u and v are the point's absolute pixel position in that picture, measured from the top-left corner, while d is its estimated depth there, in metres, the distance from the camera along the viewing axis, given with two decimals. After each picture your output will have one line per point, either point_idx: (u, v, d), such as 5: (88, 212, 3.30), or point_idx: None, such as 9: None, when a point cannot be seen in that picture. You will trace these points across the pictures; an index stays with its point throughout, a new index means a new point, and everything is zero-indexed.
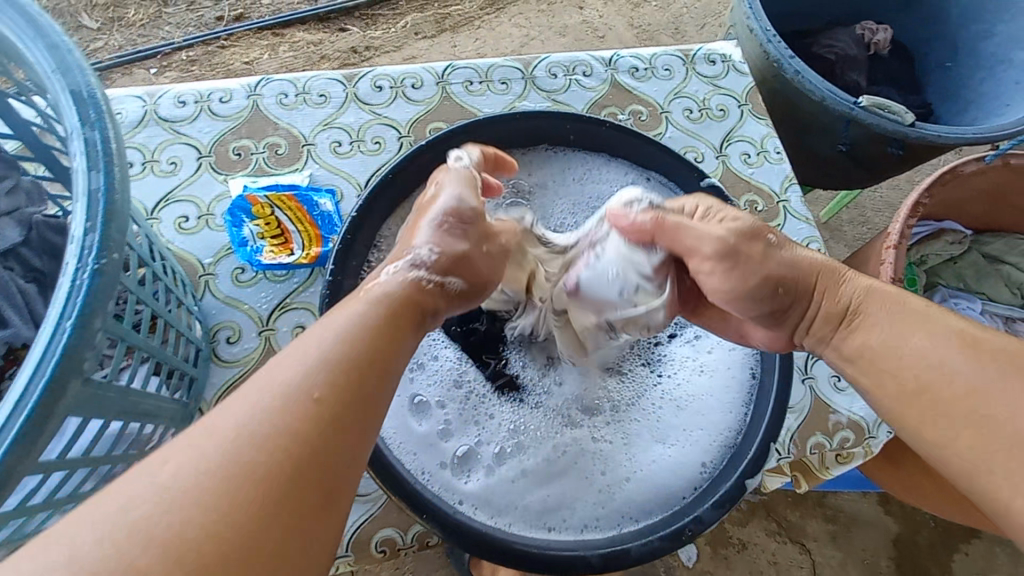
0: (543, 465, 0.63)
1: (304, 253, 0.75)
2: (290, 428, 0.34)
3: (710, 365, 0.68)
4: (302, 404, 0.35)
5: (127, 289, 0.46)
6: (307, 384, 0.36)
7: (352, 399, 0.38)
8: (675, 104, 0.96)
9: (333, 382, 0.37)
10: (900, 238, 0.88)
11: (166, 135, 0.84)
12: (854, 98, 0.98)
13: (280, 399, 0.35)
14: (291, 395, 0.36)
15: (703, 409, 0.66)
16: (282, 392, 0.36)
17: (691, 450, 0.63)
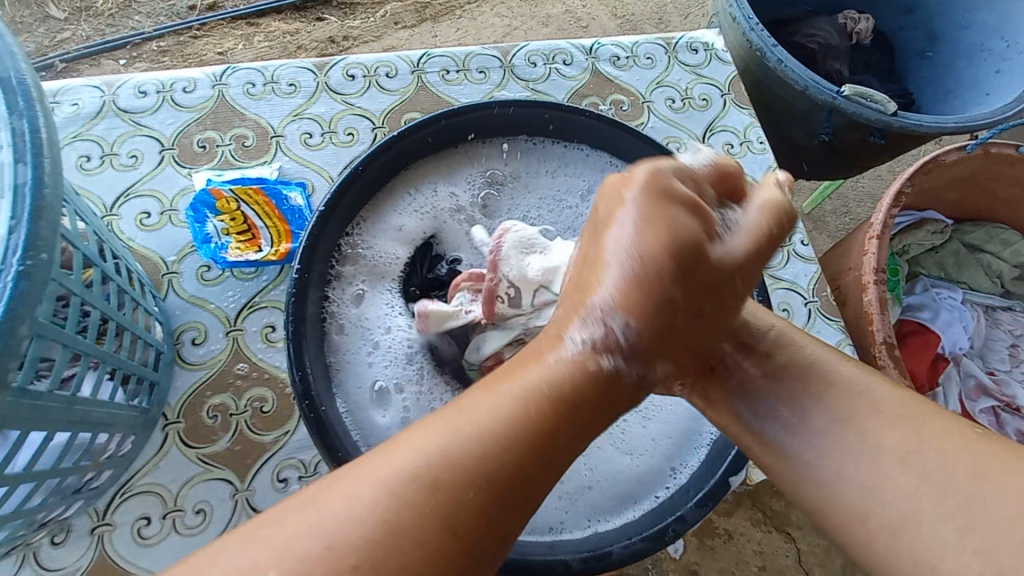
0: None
1: (273, 250, 0.72)
2: (472, 481, 0.32)
3: None
4: (506, 454, 0.33)
5: (71, 292, 0.43)
6: (499, 426, 0.34)
7: (542, 455, 0.34)
8: (657, 93, 0.94)
9: (530, 424, 0.34)
10: (882, 228, 0.88)
11: (126, 127, 0.80)
12: (836, 87, 0.97)
13: (465, 439, 0.33)
14: (458, 437, 0.34)
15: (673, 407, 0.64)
16: (462, 440, 0.33)
17: (659, 453, 0.62)
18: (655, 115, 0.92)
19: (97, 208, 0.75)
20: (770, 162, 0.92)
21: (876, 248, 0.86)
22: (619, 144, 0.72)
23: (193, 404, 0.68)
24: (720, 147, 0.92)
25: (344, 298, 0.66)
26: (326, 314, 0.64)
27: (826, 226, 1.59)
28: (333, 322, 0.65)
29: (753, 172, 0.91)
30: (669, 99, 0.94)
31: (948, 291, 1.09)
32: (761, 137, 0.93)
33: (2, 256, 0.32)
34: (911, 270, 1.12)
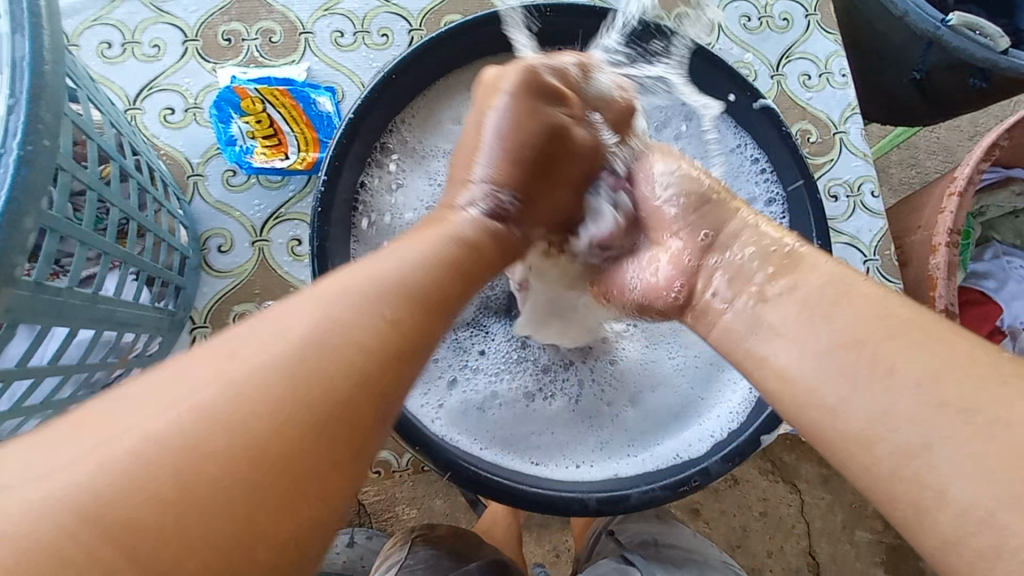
0: (518, 409, 0.59)
1: (300, 158, 0.68)
2: (314, 391, 0.30)
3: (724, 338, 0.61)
4: (253, 437, 0.28)
5: (86, 185, 0.40)
6: (345, 314, 0.33)
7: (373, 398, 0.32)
8: (731, 9, 0.82)
9: (367, 319, 0.33)
10: (967, 185, 0.78)
11: (147, 12, 0.73)
12: (942, 15, 0.85)
13: (252, 386, 0.29)
14: (275, 361, 0.30)
15: (717, 346, 0.61)
16: (258, 367, 0.30)
17: (681, 411, 0.59)
18: (726, 36, 0.82)
19: (120, 101, 0.71)
20: (849, 100, 0.82)
21: (955, 207, 0.78)
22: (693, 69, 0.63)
23: (220, 311, 0.67)
24: (795, 78, 0.81)
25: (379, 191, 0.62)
26: (359, 208, 0.61)
27: (889, 177, 1.47)
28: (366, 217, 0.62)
29: (829, 109, 0.81)
30: (743, 16, 0.82)
31: (1020, 261, 0.99)
32: (844, 70, 0.82)
33: (0, 138, 0.28)
34: (982, 234, 1.02)
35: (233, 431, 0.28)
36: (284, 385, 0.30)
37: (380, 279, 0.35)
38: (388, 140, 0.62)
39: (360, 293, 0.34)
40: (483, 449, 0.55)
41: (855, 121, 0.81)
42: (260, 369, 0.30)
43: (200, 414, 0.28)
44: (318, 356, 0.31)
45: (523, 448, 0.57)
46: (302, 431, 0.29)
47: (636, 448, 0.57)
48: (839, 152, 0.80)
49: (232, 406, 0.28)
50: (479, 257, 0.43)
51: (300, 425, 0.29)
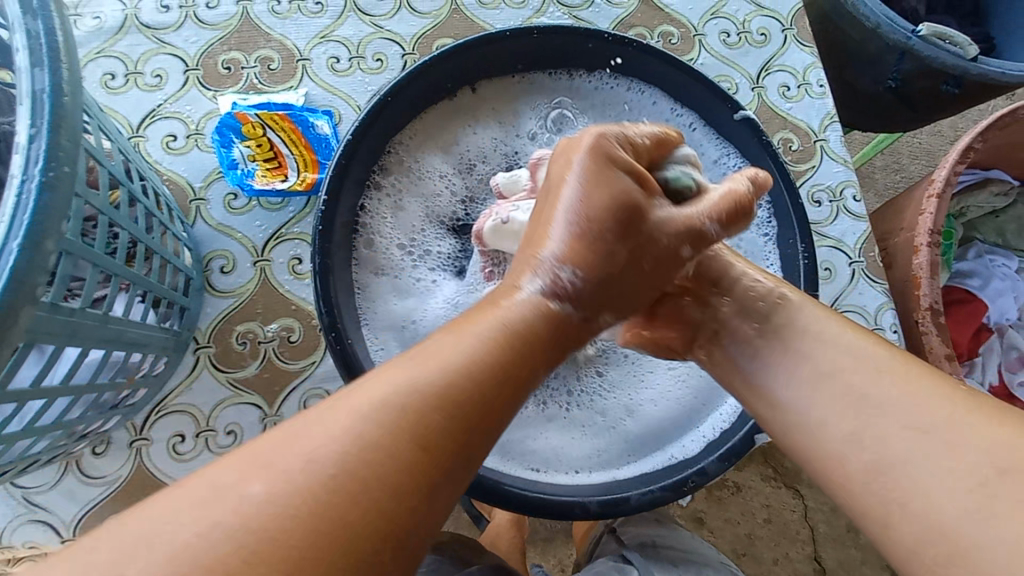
0: (518, 418, 0.60)
1: (299, 179, 0.70)
2: (387, 470, 0.30)
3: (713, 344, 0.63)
4: (314, 524, 0.28)
5: (98, 210, 0.42)
6: (451, 397, 0.34)
7: (431, 478, 0.31)
8: (711, 25, 0.86)
9: (459, 391, 0.34)
10: (944, 187, 0.81)
11: (149, 44, 0.76)
12: (913, 26, 0.89)
13: (306, 472, 0.29)
14: (351, 439, 0.31)
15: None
16: (340, 448, 0.30)
17: (674, 418, 0.60)
18: (707, 51, 0.85)
19: (124, 129, 0.73)
20: (828, 109, 0.85)
21: (935, 208, 0.80)
22: (674, 84, 0.66)
23: (222, 331, 0.69)
24: (775, 89, 0.85)
25: (377, 212, 0.64)
26: (358, 229, 0.63)
27: (874, 183, 1.50)
28: (363, 235, 0.63)
29: (809, 118, 0.84)
30: (723, 32, 0.86)
31: (1002, 259, 1.01)
32: (822, 81, 0.86)
33: (23, 166, 0.30)
34: (965, 234, 1.04)
35: (286, 493, 0.28)
36: (348, 477, 0.29)
37: (418, 372, 0.34)
38: (385, 161, 0.64)
39: (428, 377, 0.34)
40: (488, 457, 0.57)
41: (833, 129, 0.84)
42: (326, 452, 0.30)
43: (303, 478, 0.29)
44: (393, 432, 0.31)
45: (528, 455, 0.58)
46: (330, 507, 0.28)
47: (634, 453, 0.59)
48: (820, 158, 0.83)
49: (295, 495, 0.28)
50: (528, 333, 0.39)
51: (361, 514, 0.29)
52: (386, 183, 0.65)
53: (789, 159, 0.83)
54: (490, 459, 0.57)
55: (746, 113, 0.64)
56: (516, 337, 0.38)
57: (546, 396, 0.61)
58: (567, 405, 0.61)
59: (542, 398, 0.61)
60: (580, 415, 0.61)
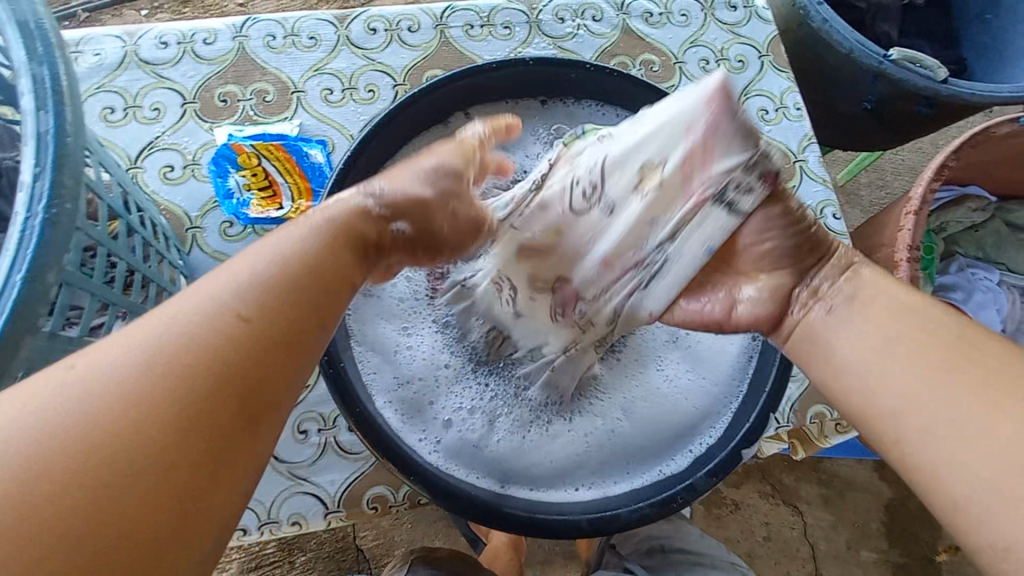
0: (510, 436, 0.60)
1: (293, 207, 0.72)
2: (186, 392, 0.32)
3: (702, 353, 0.63)
4: (137, 461, 0.29)
5: (97, 241, 0.43)
6: (235, 301, 0.35)
7: (240, 400, 0.33)
8: (690, 53, 0.89)
9: (263, 300, 0.36)
10: (921, 204, 0.84)
11: (148, 79, 0.78)
12: (884, 51, 0.93)
13: (110, 397, 0.30)
14: (147, 371, 0.31)
15: (703, 367, 0.63)
16: (140, 363, 0.32)
17: (667, 431, 0.60)
18: (687, 77, 0.88)
19: (122, 161, 0.75)
20: (805, 130, 0.88)
21: (912, 224, 0.83)
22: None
23: None
24: (754, 113, 0.88)
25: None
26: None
27: (860, 199, 1.54)
28: None
29: (787, 140, 0.87)
30: (702, 60, 0.89)
31: (984, 272, 1.04)
32: (799, 104, 0.89)
33: (27, 203, 0.32)
34: (946, 249, 1.07)
35: (122, 448, 0.29)
36: (142, 415, 0.30)
37: (251, 271, 0.37)
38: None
39: (239, 288, 0.36)
40: (481, 478, 0.57)
41: (811, 150, 0.87)
42: (115, 374, 0.31)
43: (94, 420, 0.30)
44: (196, 357, 0.33)
45: (519, 473, 0.58)
46: (141, 434, 0.30)
47: (626, 469, 0.59)
48: (800, 178, 0.86)
49: (110, 407, 0.30)
50: (329, 258, 0.41)
51: (160, 431, 0.30)
52: None
53: None
54: (481, 479, 0.57)
55: None
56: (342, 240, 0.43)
57: (536, 412, 0.61)
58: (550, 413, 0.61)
59: (533, 416, 0.61)
60: (572, 431, 0.60)
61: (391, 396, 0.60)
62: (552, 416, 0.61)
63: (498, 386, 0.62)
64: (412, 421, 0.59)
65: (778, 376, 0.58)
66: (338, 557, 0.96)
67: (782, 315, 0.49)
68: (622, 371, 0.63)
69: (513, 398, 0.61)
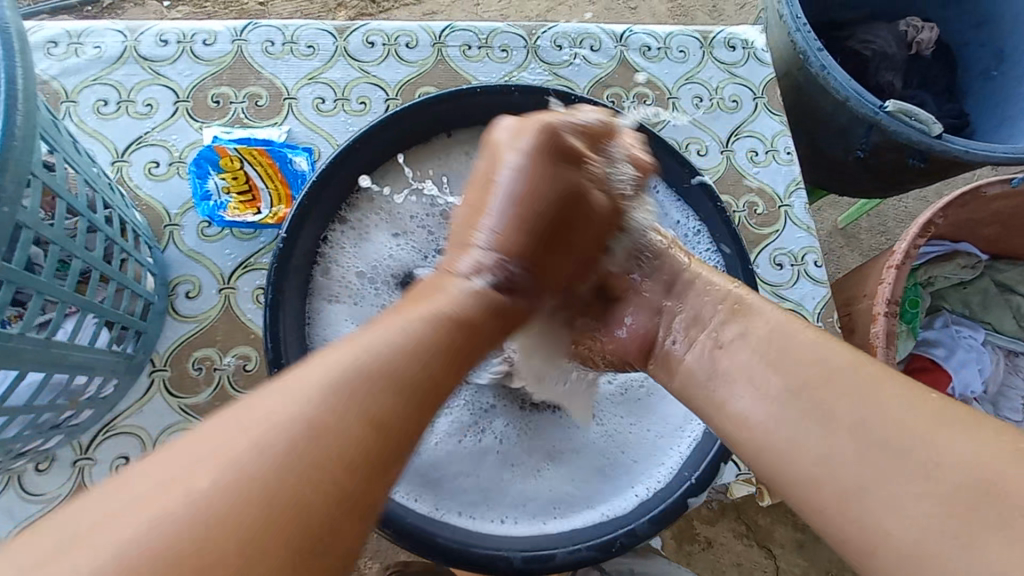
0: (453, 456, 0.60)
1: (271, 213, 0.73)
2: (314, 484, 0.31)
3: (657, 394, 0.64)
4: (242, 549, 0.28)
5: (51, 240, 0.44)
6: (369, 403, 0.34)
7: (360, 493, 0.33)
8: (685, 90, 0.90)
9: (384, 397, 0.35)
10: (904, 259, 0.83)
11: (144, 75, 0.79)
12: (879, 101, 0.93)
13: (235, 480, 0.30)
14: (268, 451, 0.31)
15: (651, 414, 0.64)
16: (251, 448, 0.31)
17: (608, 470, 0.61)
18: (680, 113, 0.89)
19: (109, 154, 0.76)
20: (794, 176, 0.88)
21: (893, 279, 0.82)
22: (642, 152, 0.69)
23: (181, 355, 0.69)
24: (743, 154, 0.88)
25: (342, 245, 0.65)
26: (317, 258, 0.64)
27: (858, 243, 1.53)
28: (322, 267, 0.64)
29: (775, 183, 0.87)
30: (696, 97, 0.90)
31: (968, 330, 1.02)
32: (789, 149, 0.89)
33: None
34: (933, 303, 1.06)
35: (233, 531, 0.28)
36: (259, 492, 0.30)
37: (360, 352, 0.37)
38: (355, 198, 0.66)
39: (334, 380, 0.35)
40: (416, 500, 0.57)
41: (798, 196, 0.87)
42: (243, 458, 0.31)
43: (221, 495, 0.29)
44: (314, 438, 0.32)
45: (453, 499, 0.58)
46: (248, 523, 0.29)
47: (561, 508, 0.59)
48: (784, 223, 0.86)
49: (230, 496, 0.29)
50: (447, 335, 0.41)
51: (280, 519, 0.30)
52: (352, 222, 0.66)
53: (755, 221, 0.85)
54: (417, 502, 0.57)
55: (703, 179, 0.66)
56: (448, 319, 0.42)
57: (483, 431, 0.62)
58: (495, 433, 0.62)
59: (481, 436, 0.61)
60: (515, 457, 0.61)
61: None
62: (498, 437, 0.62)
63: (445, 402, 0.62)
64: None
65: None
66: None
67: (733, 367, 0.49)
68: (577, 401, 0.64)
69: (460, 415, 0.62)
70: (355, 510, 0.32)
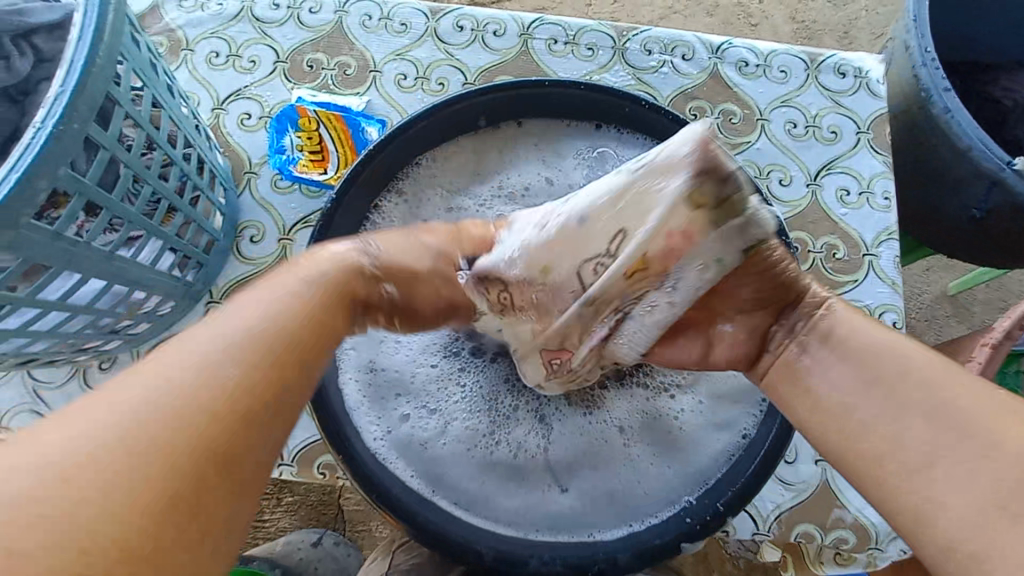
0: (458, 447, 0.61)
1: (335, 176, 0.76)
2: (209, 403, 0.32)
3: (675, 428, 0.62)
4: (166, 479, 0.29)
5: (126, 163, 0.48)
6: (245, 326, 0.37)
7: (267, 421, 0.34)
8: (778, 113, 0.83)
9: (291, 335, 0.38)
10: (1004, 338, 0.72)
11: (254, 34, 0.86)
12: (1009, 157, 0.81)
13: (127, 429, 0.30)
14: (166, 388, 0.32)
15: (674, 452, 0.61)
16: (161, 384, 0.32)
17: (611, 497, 0.59)
18: (767, 138, 0.82)
19: (211, 101, 0.83)
20: (888, 224, 0.79)
21: (985, 358, 0.71)
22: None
23: (233, 292, 0.75)
24: (832, 191, 0.80)
25: (391, 215, 0.65)
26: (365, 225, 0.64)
27: (967, 315, 1.34)
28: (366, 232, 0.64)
29: (863, 229, 0.79)
30: (789, 122, 0.83)
31: None
32: (888, 193, 0.80)
33: (44, 114, 0.36)
34: None
35: (123, 466, 0.28)
36: (164, 440, 0.30)
37: (264, 299, 0.39)
38: (413, 171, 0.66)
39: (242, 329, 0.36)
40: (416, 482, 0.58)
41: (889, 246, 0.78)
42: (139, 405, 0.31)
43: (148, 407, 0.31)
44: (234, 396, 0.33)
45: (452, 489, 0.59)
46: (156, 456, 0.29)
47: (557, 526, 0.57)
48: (865, 274, 0.77)
49: (152, 455, 0.29)
50: (344, 279, 0.45)
51: (189, 444, 0.31)
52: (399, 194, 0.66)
53: (830, 266, 0.77)
54: (415, 481, 0.58)
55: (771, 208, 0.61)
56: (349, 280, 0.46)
57: (490, 429, 0.62)
58: (502, 430, 0.62)
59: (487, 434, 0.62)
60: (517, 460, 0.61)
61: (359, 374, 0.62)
62: (505, 438, 0.62)
63: (467, 400, 0.63)
64: (371, 407, 0.61)
65: (750, 478, 0.54)
66: (319, 508, 1.00)
67: None
68: (591, 418, 0.62)
69: (475, 409, 0.63)
70: (279, 461, 0.35)
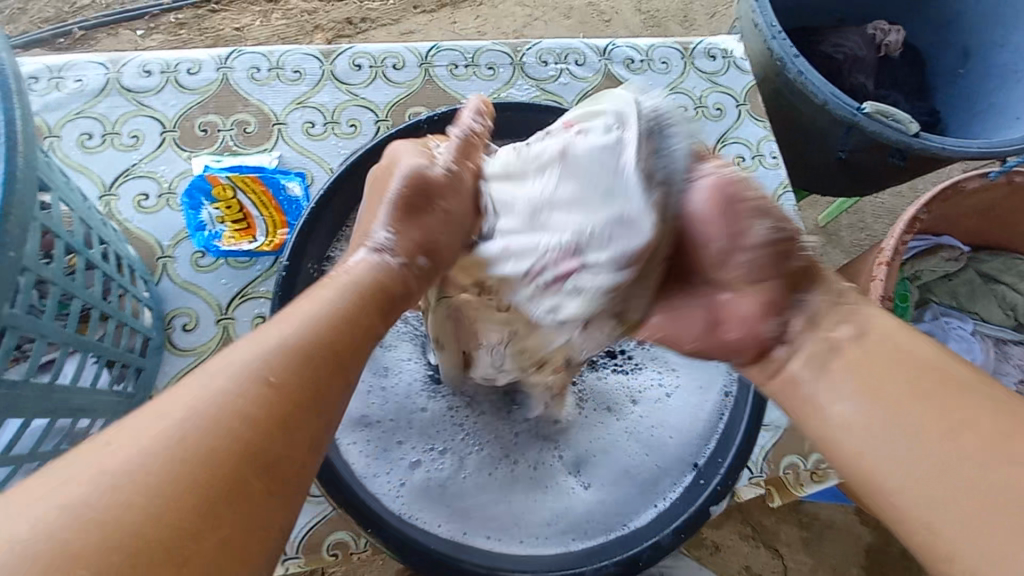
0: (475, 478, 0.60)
1: (267, 240, 0.72)
2: (237, 433, 0.32)
3: (670, 398, 0.65)
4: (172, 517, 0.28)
5: (51, 280, 0.43)
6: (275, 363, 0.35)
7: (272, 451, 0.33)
8: (670, 100, 0.92)
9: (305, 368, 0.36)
10: (893, 254, 0.85)
11: (129, 106, 0.78)
12: (857, 103, 0.95)
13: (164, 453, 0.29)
14: (196, 420, 0.31)
15: (673, 423, 0.64)
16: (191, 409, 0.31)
17: (631, 481, 0.61)
18: None
19: (96, 187, 0.74)
20: (781, 178, 0.90)
21: (884, 274, 0.84)
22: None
23: None
24: (730, 159, 0.90)
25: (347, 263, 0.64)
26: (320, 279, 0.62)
27: (840, 240, 1.56)
28: None
29: (763, 187, 0.89)
30: (681, 106, 0.91)
31: (957, 321, 1.05)
32: (774, 152, 0.91)
33: None
34: (921, 296, 1.08)
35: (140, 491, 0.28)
36: (186, 456, 0.30)
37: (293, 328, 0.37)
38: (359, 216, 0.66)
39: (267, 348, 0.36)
40: (444, 525, 0.56)
41: (787, 198, 0.89)
42: (168, 433, 0.30)
43: (171, 438, 0.30)
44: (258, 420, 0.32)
45: (480, 521, 0.58)
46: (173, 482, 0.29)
47: (589, 524, 0.58)
48: None
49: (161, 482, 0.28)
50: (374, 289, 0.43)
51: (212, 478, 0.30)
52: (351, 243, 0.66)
53: None
54: (442, 526, 0.56)
55: None
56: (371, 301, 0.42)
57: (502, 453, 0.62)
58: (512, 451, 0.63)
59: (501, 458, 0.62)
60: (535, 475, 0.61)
61: (357, 437, 0.60)
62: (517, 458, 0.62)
63: (470, 432, 0.63)
64: (377, 464, 0.59)
65: (748, 430, 0.58)
66: None
67: None
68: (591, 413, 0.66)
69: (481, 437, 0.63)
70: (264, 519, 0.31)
